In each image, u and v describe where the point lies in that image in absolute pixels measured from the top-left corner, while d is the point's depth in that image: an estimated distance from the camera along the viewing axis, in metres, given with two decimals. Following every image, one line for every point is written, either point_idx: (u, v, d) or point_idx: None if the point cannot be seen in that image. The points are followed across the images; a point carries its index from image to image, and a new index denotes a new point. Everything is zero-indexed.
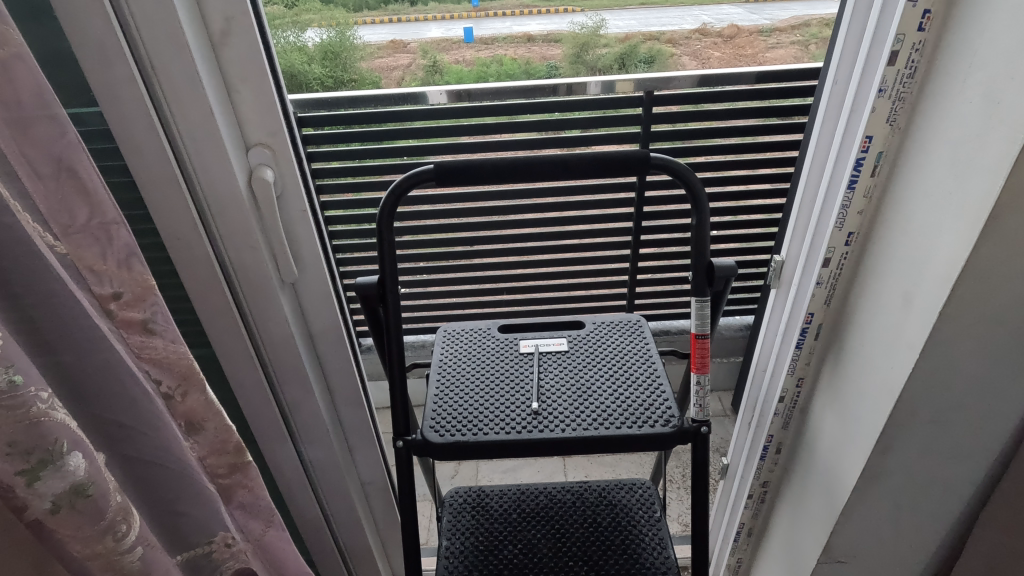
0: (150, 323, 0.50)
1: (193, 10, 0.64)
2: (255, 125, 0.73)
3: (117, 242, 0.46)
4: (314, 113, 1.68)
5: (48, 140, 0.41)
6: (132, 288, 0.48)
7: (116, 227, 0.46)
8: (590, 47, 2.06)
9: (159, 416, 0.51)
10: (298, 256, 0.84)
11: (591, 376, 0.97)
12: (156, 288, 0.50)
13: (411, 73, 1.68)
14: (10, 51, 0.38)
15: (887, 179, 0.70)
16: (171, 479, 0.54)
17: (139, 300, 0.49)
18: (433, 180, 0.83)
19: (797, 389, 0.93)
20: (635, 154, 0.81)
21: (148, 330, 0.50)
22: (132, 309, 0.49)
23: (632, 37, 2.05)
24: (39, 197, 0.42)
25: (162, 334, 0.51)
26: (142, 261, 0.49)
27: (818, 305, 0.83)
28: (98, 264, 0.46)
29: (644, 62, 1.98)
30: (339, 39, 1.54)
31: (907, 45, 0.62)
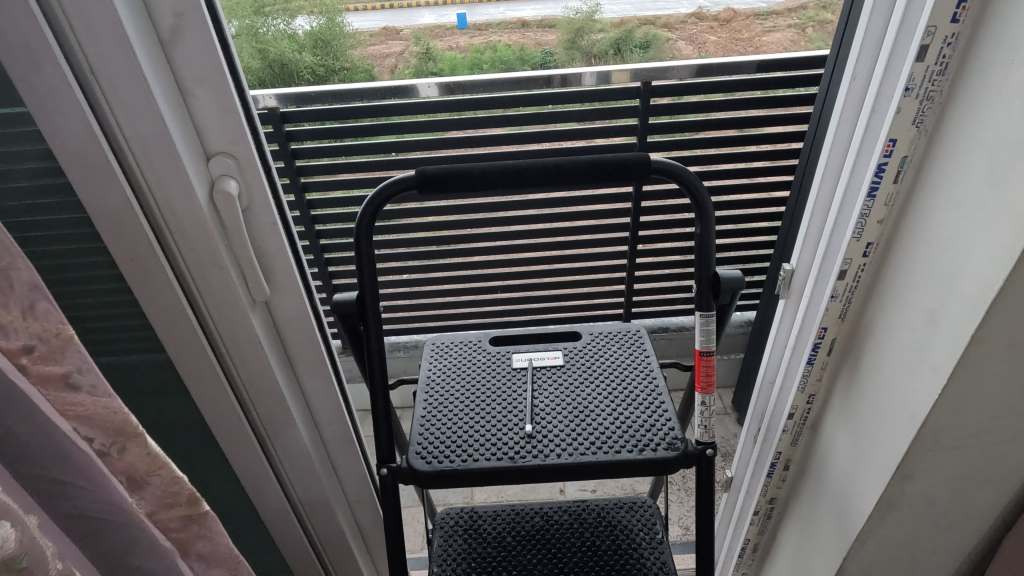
0: (72, 377, 0.44)
1: (139, 5, 0.57)
2: (214, 132, 0.66)
3: (20, 288, 0.41)
4: (305, 108, 1.57)
5: None
6: (46, 339, 0.42)
7: (17, 272, 0.41)
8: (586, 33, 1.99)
9: (99, 477, 0.45)
10: (269, 273, 0.78)
11: (588, 393, 0.92)
12: (77, 339, 0.44)
13: (404, 60, 1.94)
14: None
15: (912, 186, 0.64)
16: (119, 541, 0.47)
17: (57, 352, 0.43)
18: (415, 189, 0.77)
19: (808, 405, 0.87)
20: (632, 157, 0.75)
21: (70, 386, 0.44)
22: (49, 363, 0.43)
23: (628, 22, 1.96)
24: None
25: (87, 389, 0.45)
26: (53, 307, 0.43)
27: (833, 319, 0.77)
28: (2, 316, 0.40)
29: (642, 46, 1.87)
30: (329, 26, 1.88)
31: (938, 38, 0.55)
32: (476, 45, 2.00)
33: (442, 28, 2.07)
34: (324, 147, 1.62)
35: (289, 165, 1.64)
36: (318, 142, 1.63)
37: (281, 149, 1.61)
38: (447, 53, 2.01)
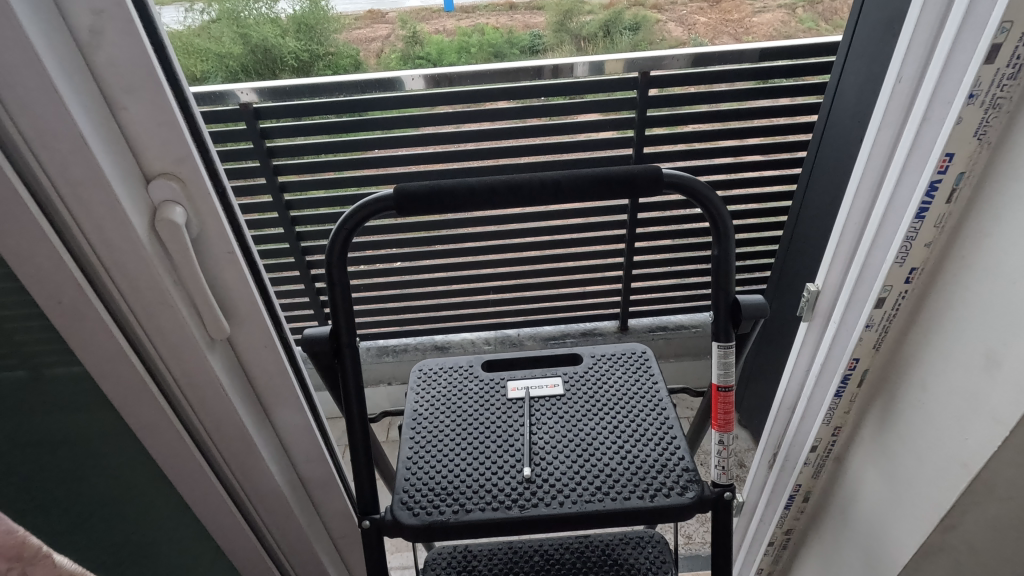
0: None
1: (44, 2, 0.47)
2: (152, 151, 0.56)
3: None
4: (279, 104, 1.44)
5: None
6: None
7: None
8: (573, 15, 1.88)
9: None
10: (229, 307, 0.68)
11: (592, 427, 0.83)
12: None
13: (390, 44, 1.82)
14: None
15: (967, 206, 0.56)
16: None
17: None
18: (394, 209, 0.67)
19: (832, 437, 0.79)
20: (642, 171, 0.66)
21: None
22: None
23: (617, 4, 1.84)
24: None
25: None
26: None
27: (866, 350, 0.69)
28: None
29: (631, 29, 1.76)
30: (312, 10, 1.76)
31: (1013, 37, 0.46)
32: (464, 28, 1.86)
33: (430, 11, 1.87)
34: (301, 144, 1.50)
35: (264, 164, 1.51)
36: (294, 139, 1.50)
37: (254, 147, 1.48)
38: (434, 37, 1.86)
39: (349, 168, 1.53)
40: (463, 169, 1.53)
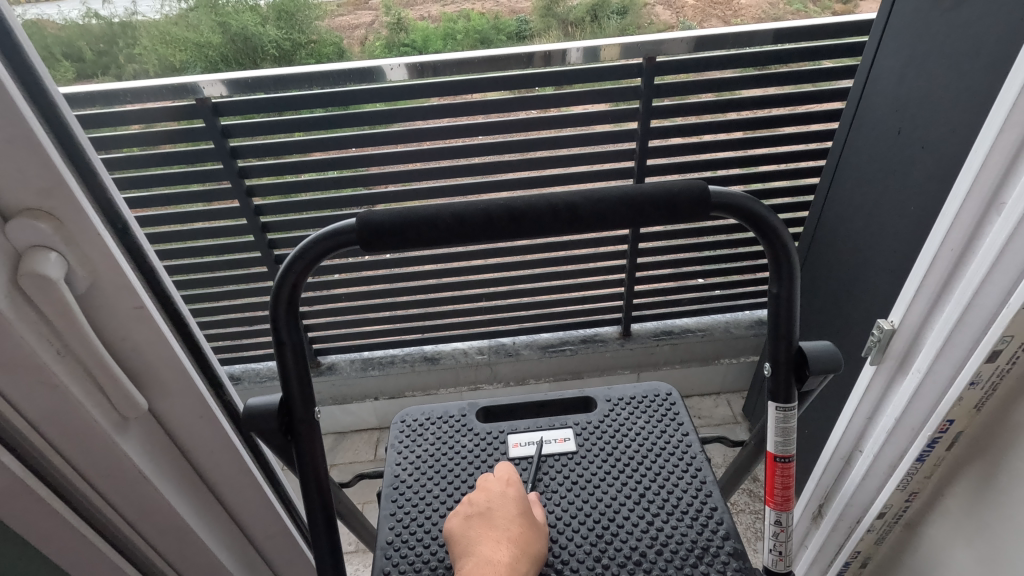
0: None
1: None
2: (6, 182, 0.40)
3: None
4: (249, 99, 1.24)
5: None
6: None
7: None
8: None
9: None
10: (147, 376, 0.52)
11: (614, 495, 0.68)
12: None
13: None
14: None
15: None
16: None
17: None
18: (358, 245, 0.51)
19: (906, 503, 0.65)
20: (683, 188, 0.50)
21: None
22: None
23: None
24: None
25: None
26: None
27: (964, 410, 0.54)
28: None
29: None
30: None
31: None
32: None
33: None
34: (264, 144, 1.30)
35: (228, 166, 1.30)
36: (260, 137, 1.30)
37: (216, 147, 1.28)
38: None
39: (320, 171, 1.35)
40: (450, 167, 1.36)
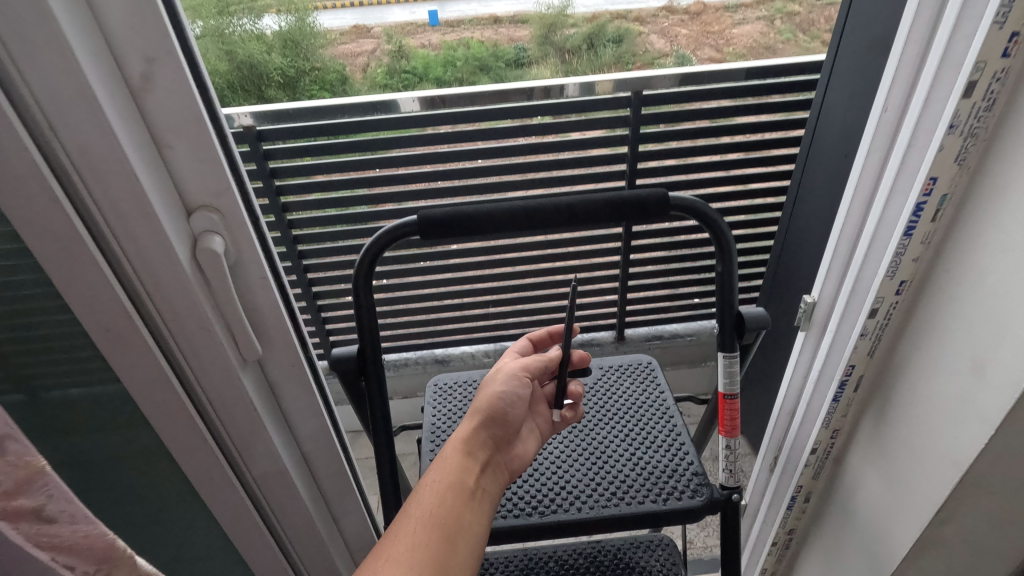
0: (44, 510, 0.36)
1: (100, 49, 0.50)
2: (194, 185, 0.60)
3: None
4: (281, 126, 1.45)
5: None
6: (11, 475, 0.34)
7: None
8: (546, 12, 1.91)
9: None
10: (261, 330, 0.71)
11: (605, 436, 0.88)
12: (49, 467, 0.36)
13: (377, 58, 1.84)
14: None
15: (949, 226, 0.61)
16: None
17: (24, 486, 0.35)
18: (418, 234, 0.71)
19: (831, 440, 0.84)
20: (651, 195, 0.71)
21: (44, 520, 0.36)
22: (15, 499, 0.35)
23: (598, 17, 1.90)
24: None
25: (66, 517, 0.37)
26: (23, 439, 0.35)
27: (861, 357, 0.73)
28: None
29: (614, 41, 1.86)
30: (299, 24, 1.69)
31: (987, 73, 0.51)
32: (449, 44, 1.88)
33: (415, 27, 1.92)
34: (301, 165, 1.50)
35: (268, 185, 1.51)
36: (298, 159, 1.51)
37: (258, 168, 1.49)
38: (420, 50, 1.89)
39: (350, 188, 1.56)
40: (459, 186, 1.57)
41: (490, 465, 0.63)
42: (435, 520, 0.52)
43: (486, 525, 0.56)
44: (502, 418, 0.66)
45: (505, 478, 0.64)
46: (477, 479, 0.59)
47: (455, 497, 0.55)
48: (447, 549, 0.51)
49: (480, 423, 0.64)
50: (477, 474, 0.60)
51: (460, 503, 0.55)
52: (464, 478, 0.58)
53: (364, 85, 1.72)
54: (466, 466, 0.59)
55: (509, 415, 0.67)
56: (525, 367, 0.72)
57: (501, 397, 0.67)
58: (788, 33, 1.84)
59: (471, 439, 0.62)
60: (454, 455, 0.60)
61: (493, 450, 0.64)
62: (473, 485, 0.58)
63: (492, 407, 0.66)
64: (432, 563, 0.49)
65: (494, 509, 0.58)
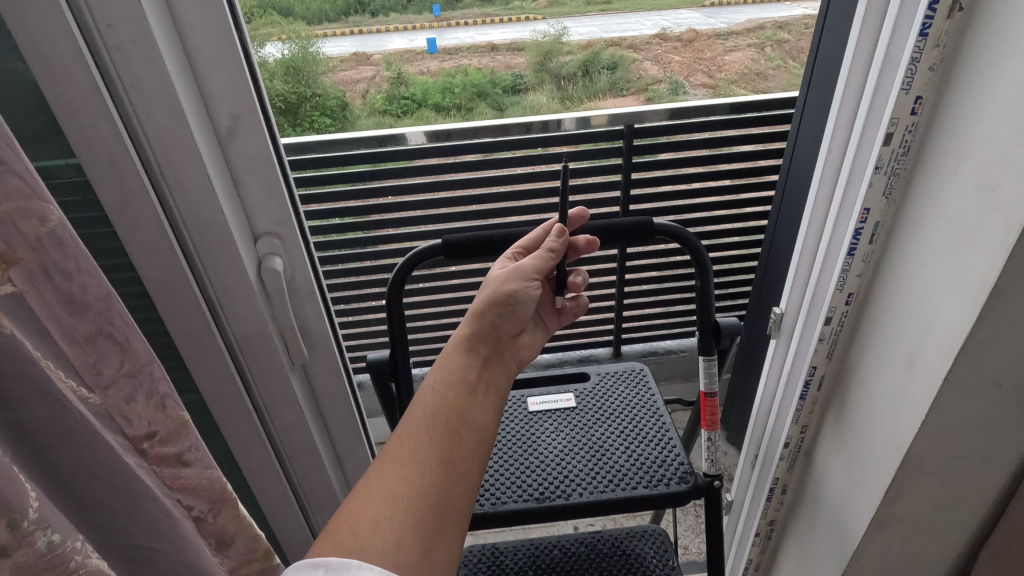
0: (183, 455, 0.52)
1: (200, 109, 0.63)
2: (262, 215, 0.72)
3: (153, 385, 0.48)
4: (304, 156, 1.60)
5: (80, 303, 0.42)
6: (166, 425, 0.50)
7: (149, 369, 0.48)
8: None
9: (183, 532, 0.52)
10: (308, 338, 0.83)
11: (602, 433, 0.99)
12: (187, 423, 0.52)
13: (376, 84, 1.47)
14: (48, 229, 0.39)
15: (884, 247, 0.74)
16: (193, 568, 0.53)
17: (172, 435, 0.50)
18: (442, 255, 0.83)
19: (801, 435, 0.96)
20: (639, 222, 0.83)
21: (182, 462, 0.52)
22: (164, 445, 0.50)
23: (595, 43, 1.58)
24: (72, 354, 0.43)
25: (196, 463, 0.53)
26: (175, 401, 0.51)
27: (821, 359, 0.85)
28: (130, 408, 0.47)
29: (610, 69, 1.63)
30: (302, 52, 1.18)
31: (901, 127, 0.65)
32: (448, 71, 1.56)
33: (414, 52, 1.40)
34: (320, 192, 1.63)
35: None
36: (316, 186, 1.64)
37: None
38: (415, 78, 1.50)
39: (364, 215, 1.67)
40: (466, 211, 1.69)
41: (494, 358, 0.68)
42: (438, 417, 0.59)
43: (490, 415, 0.62)
44: (510, 312, 0.71)
45: (512, 369, 0.71)
46: (479, 372, 0.65)
47: (457, 393, 0.61)
48: (451, 441, 0.58)
49: (487, 316, 0.69)
50: (478, 367, 0.66)
51: (462, 399, 0.61)
52: (466, 374, 0.64)
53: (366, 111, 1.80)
54: (467, 363, 0.65)
55: (519, 309, 0.71)
56: (536, 268, 0.73)
57: (512, 293, 0.70)
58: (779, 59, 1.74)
59: (474, 336, 0.67)
60: (457, 354, 0.66)
61: (497, 343, 0.69)
62: (475, 380, 0.64)
63: (502, 304, 0.70)
64: (437, 455, 0.56)
65: (497, 399, 0.64)
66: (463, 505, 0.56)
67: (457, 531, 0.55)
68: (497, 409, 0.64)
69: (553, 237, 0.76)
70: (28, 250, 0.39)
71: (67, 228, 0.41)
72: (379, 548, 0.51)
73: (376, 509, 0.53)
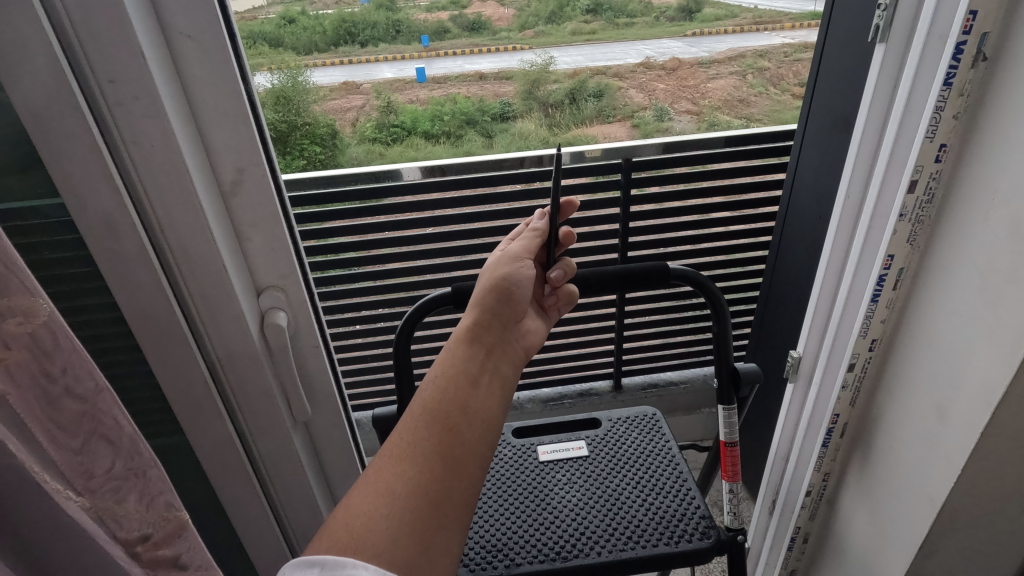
0: (180, 558, 0.48)
1: (203, 161, 0.60)
2: (265, 269, 0.69)
3: (148, 482, 0.46)
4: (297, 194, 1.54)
5: (73, 406, 0.40)
6: (161, 527, 0.46)
7: (148, 465, 0.46)
8: (567, 14, 1.38)
9: None
10: (310, 393, 0.80)
11: (618, 484, 0.96)
12: (184, 522, 0.48)
13: (365, 111, 1.40)
14: (37, 324, 0.38)
15: (908, 293, 0.72)
16: None
17: (168, 537, 0.47)
18: (452, 304, 0.81)
19: (823, 482, 0.92)
20: (654, 267, 0.81)
21: (178, 565, 0.48)
22: (159, 547, 0.46)
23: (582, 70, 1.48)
24: (62, 460, 0.40)
25: (192, 566, 0.49)
26: (172, 499, 0.48)
27: (844, 406, 0.83)
28: (122, 510, 0.43)
29: (596, 97, 1.53)
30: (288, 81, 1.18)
31: (925, 174, 0.63)
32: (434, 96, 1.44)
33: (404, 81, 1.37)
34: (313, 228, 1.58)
35: None
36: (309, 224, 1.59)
37: None
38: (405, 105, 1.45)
39: (357, 252, 1.62)
40: (465, 246, 1.64)
41: (499, 346, 0.62)
42: (438, 413, 0.54)
43: (496, 409, 0.56)
44: (512, 296, 0.65)
45: (520, 356, 0.64)
46: (482, 363, 0.59)
47: (458, 387, 0.56)
48: (450, 439, 0.53)
49: (487, 303, 0.64)
50: (482, 358, 0.60)
51: (464, 393, 0.55)
52: (467, 366, 0.58)
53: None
54: (469, 354, 0.59)
55: (518, 293, 0.66)
56: (525, 249, 0.70)
57: (511, 276, 0.66)
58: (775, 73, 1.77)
59: (475, 325, 0.62)
60: (458, 343, 0.60)
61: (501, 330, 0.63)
62: (479, 370, 0.58)
63: (501, 288, 0.65)
64: (435, 456, 0.51)
65: (504, 392, 0.58)
66: (462, 507, 0.51)
67: (457, 530, 0.50)
68: (503, 402, 0.58)
69: (537, 219, 0.75)
70: (6, 348, 0.37)
71: (60, 321, 0.39)
72: (375, 548, 0.47)
73: (369, 513, 0.49)
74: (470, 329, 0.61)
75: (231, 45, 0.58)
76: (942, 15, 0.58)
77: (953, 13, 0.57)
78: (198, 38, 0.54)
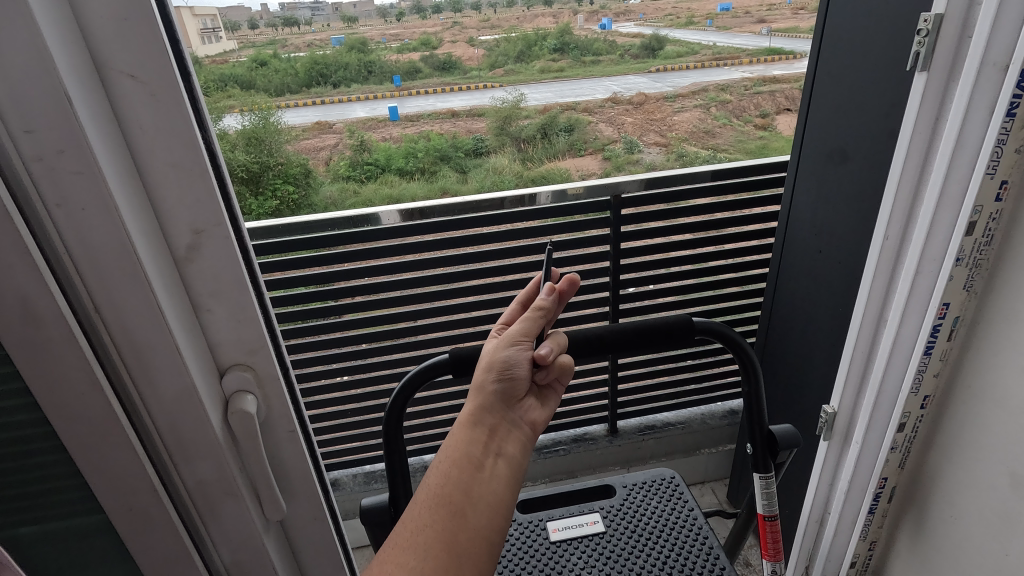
0: None
1: (152, 226, 0.50)
2: (228, 346, 0.58)
3: None
4: (266, 244, 1.38)
5: None
6: None
7: None
8: (533, 54, 2.40)
9: None
10: (286, 483, 0.68)
11: (642, 565, 0.84)
12: None
13: (339, 153, 1.87)
14: None
15: (965, 343, 0.64)
16: None
17: None
18: (451, 372, 0.68)
19: (869, 551, 0.83)
20: (676, 320, 0.72)
21: None
22: None
23: (551, 108, 2.20)
24: None
25: None
26: None
27: (892, 469, 0.74)
28: None
29: (565, 130, 2.18)
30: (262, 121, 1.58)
31: (985, 215, 0.56)
32: (410, 135, 2.02)
33: (377, 121, 2.02)
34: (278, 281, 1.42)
35: None
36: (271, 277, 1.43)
37: None
38: (382, 143, 2.03)
39: (330, 303, 1.47)
40: (450, 291, 1.52)
41: (504, 425, 0.50)
42: (439, 499, 0.44)
43: (505, 495, 0.46)
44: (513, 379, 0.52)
45: (528, 435, 0.52)
46: (487, 444, 0.48)
47: (460, 472, 0.45)
48: (454, 526, 0.43)
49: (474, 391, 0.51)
50: (487, 438, 0.48)
51: (466, 479, 0.45)
52: (469, 449, 0.47)
53: (328, 178, 1.75)
54: (471, 434, 0.48)
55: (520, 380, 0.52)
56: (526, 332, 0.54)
57: (507, 359, 0.52)
58: (722, 117, 2.11)
59: (472, 407, 0.50)
60: (452, 426, 0.49)
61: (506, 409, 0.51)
62: (483, 453, 0.47)
63: (495, 372, 0.51)
64: (440, 546, 0.43)
65: (515, 475, 0.47)
66: None
67: None
68: (518, 485, 0.47)
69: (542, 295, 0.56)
70: None
71: None
72: None
73: None
74: (461, 410, 0.50)
75: (185, 86, 0.49)
76: (998, 41, 0.52)
77: (1012, 40, 0.51)
78: (141, 77, 0.45)
